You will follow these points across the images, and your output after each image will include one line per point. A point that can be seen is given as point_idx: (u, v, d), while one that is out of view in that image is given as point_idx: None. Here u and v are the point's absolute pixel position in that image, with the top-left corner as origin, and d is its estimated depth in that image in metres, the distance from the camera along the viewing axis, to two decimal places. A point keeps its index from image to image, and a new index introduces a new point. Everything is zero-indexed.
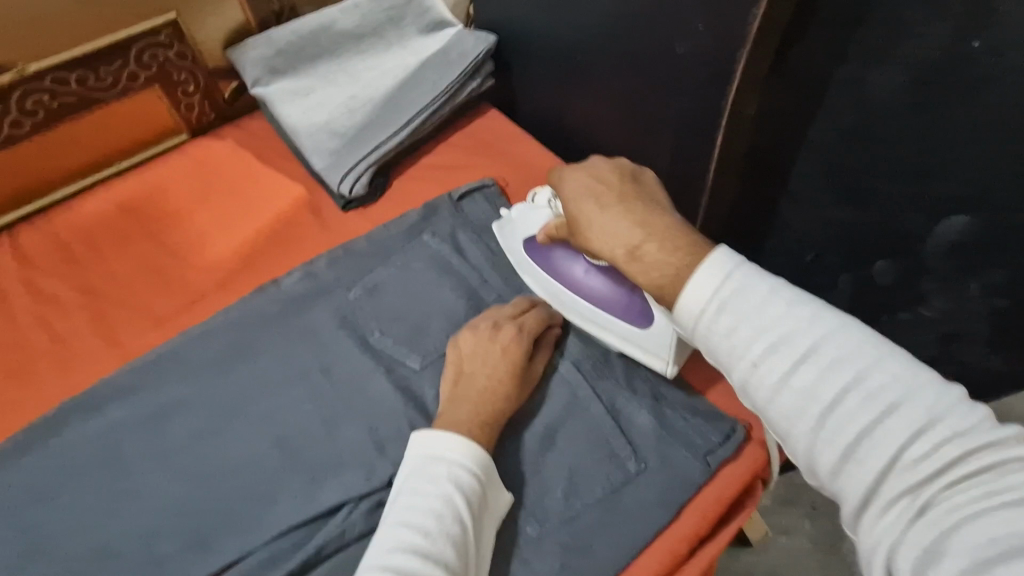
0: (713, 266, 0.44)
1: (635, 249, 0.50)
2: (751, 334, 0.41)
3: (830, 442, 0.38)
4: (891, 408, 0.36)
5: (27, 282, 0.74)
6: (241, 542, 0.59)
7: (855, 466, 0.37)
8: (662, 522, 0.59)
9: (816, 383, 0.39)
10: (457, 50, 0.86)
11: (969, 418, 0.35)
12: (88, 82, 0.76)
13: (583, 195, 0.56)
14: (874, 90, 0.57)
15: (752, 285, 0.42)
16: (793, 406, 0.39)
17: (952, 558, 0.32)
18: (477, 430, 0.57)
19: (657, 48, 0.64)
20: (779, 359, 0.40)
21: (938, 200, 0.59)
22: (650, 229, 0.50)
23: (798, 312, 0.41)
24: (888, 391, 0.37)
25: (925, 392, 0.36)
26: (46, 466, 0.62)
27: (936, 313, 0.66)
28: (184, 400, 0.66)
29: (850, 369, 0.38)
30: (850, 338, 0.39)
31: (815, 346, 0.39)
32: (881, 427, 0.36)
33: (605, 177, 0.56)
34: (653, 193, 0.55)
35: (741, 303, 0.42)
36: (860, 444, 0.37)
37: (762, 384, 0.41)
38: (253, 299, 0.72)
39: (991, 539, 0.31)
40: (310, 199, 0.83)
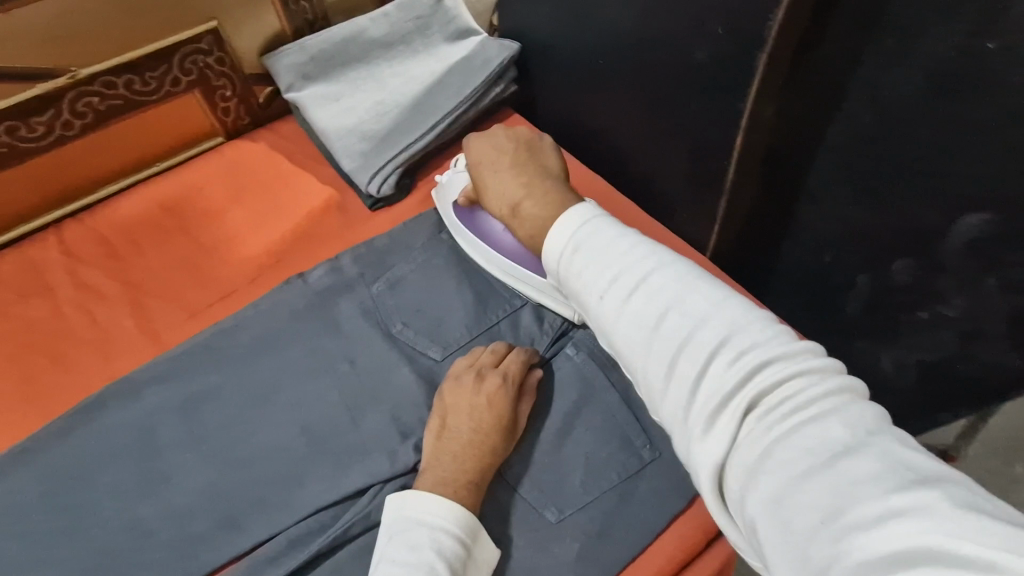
0: (573, 217, 0.51)
1: (517, 206, 0.61)
2: (595, 273, 0.47)
3: (658, 363, 0.42)
4: (708, 324, 0.41)
5: (72, 273, 0.78)
6: (272, 521, 0.61)
7: (677, 384, 0.41)
8: (677, 509, 0.60)
9: (645, 309, 0.44)
10: (481, 57, 0.89)
11: (764, 334, 0.40)
12: (135, 86, 0.81)
13: (483, 162, 0.67)
14: (890, 91, 0.58)
15: (603, 232, 0.49)
16: (630, 332, 0.44)
17: (768, 472, 0.35)
18: (464, 491, 0.57)
19: (675, 52, 0.66)
20: (618, 296, 0.45)
21: (957, 198, 0.59)
22: (529, 191, 0.60)
23: (636, 254, 0.47)
24: (701, 315, 0.42)
25: (729, 313, 0.42)
26: (84, 448, 0.65)
27: (956, 312, 0.65)
28: (216, 386, 0.68)
29: (676, 301, 0.43)
30: (675, 272, 0.45)
31: (642, 280, 0.45)
32: (693, 343, 0.41)
33: (505, 143, 0.67)
34: (547, 158, 0.65)
35: (588, 245, 0.49)
36: (679, 364, 0.41)
37: (606, 316, 0.46)
38: (283, 291, 0.75)
39: (805, 450, 0.35)
40: (339, 198, 0.86)
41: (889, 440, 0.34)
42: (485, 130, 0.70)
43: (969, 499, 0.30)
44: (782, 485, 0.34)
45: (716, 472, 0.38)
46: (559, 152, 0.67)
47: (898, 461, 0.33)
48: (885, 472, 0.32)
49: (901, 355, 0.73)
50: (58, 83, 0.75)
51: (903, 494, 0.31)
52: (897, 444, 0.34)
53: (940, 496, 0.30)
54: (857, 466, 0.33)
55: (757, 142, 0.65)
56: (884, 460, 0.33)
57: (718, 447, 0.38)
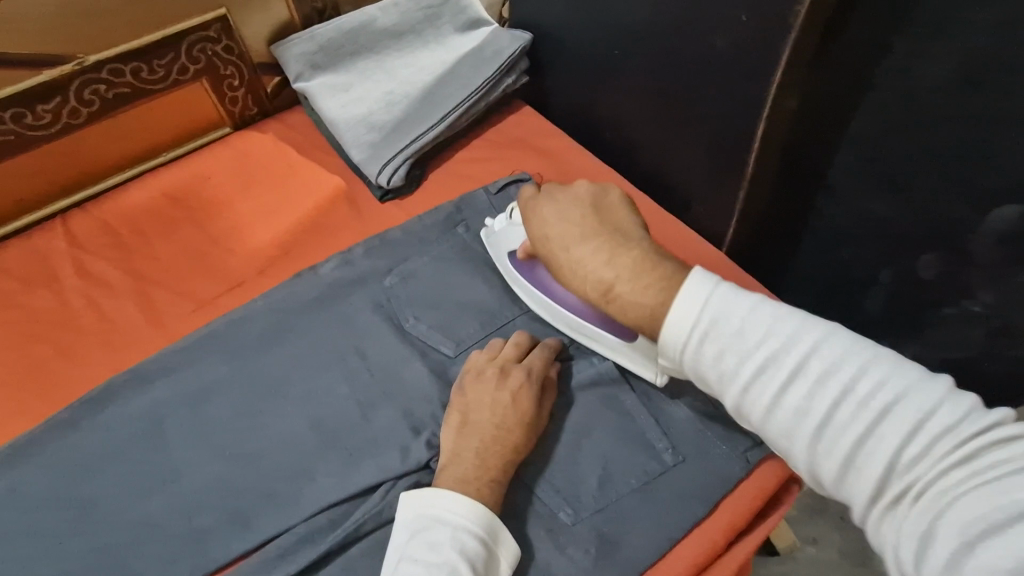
0: (693, 289, 0.47)
1: (609, 289, 0.53)
2: (735, 359, 0.45)
3: (832, 452, 0.41)
4: (888, 407, 0.39)
5: (78, 264, 0.77)
6: (281, 517, 0.60)
7: (861, 473, 0.40)
8: (697, 515, 0.59)
9: (807, 397, 0.42)
10: (493, 47, 0.88)
11: (953, 410, 0.38)
12: (142, 74, 0.79)
13: (552, 233, 0.58)
14: (920, 77, 0.57)
15: (733, 300, 0.46)
16: (789, 421, 0.43)
17: (940, 541, 0.34)
18: (486, 491, 0.55)
19: (694, 40, 0.64)
20: (771, 381, 0.43)
21: (988, 188, 0.59)
22: (620, 270, 0.53)
23: (781, 327, 0.44)
24: (876, 396, 0.40)
25: (907, 388, 0.39)
26: (91, 440, 0.63)
27: (985, 308, 0.66)
28: (225, 379, 0.67)
29: (837, 378, 0.41)
30: (837, 346, 0.42)
31: (798, 362, 0.43)
32: (875, 430, 0.39)
33: (571, 211, 0.58)
34: (622, 219, 0.57)
35: (720, 326, 0.46)
36: (859, 455, 0.40)
37: (757, 404, 0.44)
38: (293, 284, 0.74)
39: (977, 517, 0.33)
40: (348, 189, 0.85)
41: None
42: (541, 196, 0.61)
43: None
44: (953, 555, 0.33)
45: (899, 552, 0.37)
46: (632, 206, 0.58)
47: None
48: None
49: (923, 353, 0.73)
50: (65, 69, 0.74)
51: None
52: None
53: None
54: None
55: (780, 132, 0.63)
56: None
57: (904, 531, 0.37)
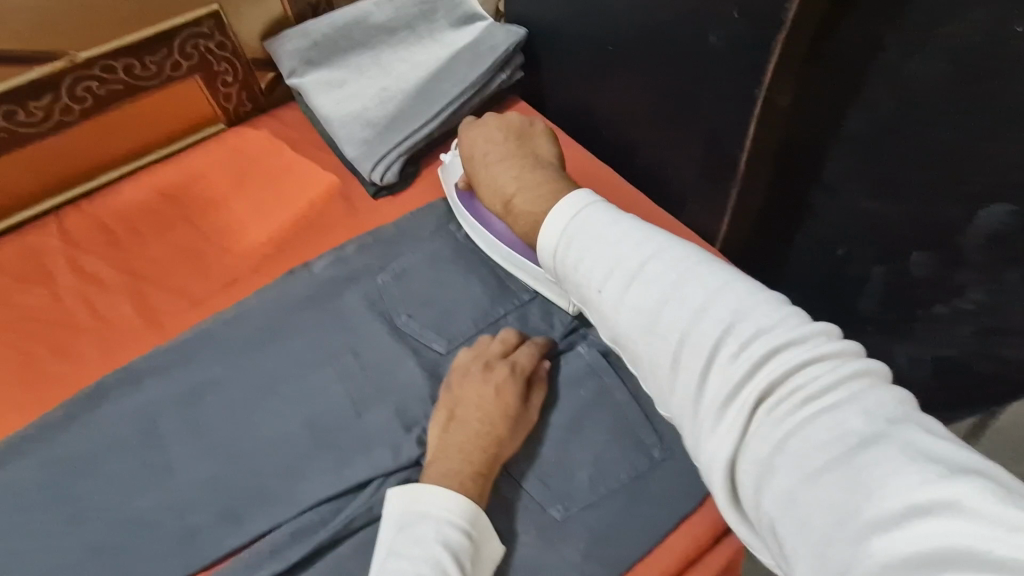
0: (566, 206, 0.49)
1: (509, 202, 0.59)
2: (590, 264, 0.46)
3: (665, 360, 0.40)
4: (713, 312, 0.39)
5: (72, 261, 0.77)
6: (274, 513, 0.61)
7: (687, 381, 0.39)
8: (687, 510, 0.59)
9: (644, 300, 0.42)
10: (488, 43, 0.87)
11: (775, 320, 0.38)
12: (134, 71, 0.79)
13: (478, 156, 0.66)
14: (914, 76, 0.56)
15: (597, 215, 0.48)
16: (631, 326, 0.42)
17: (778, 465, 0.33)
18: (470, 484, 0.56)
19: (688, 36, 0.63)
20: (614, 286, 0.44)
21: (979, 189, 0.59)
22: (520, 183, 0.59)
23: (637, 241, 0.45)
24: (703, 301, 0.40)
25: (733, 297, 0.40)
26: (85, 437, 0.64)
27: (975, 305, 0.66)
28: (219, 377, 0.68)
29: (672, 286, 0.42)
30: (677, 258, 0.43)
31: (639, 269, 0.43)
32: (700, 333, 0.39)
33: (495, 136, 0.65)
34: (539, 147, 0.64)
35: (582, 234, 0.47)
36: (684, 359, 0.39)
37: (608, 311, 0.44)
38: (287, 281, 0.74)
39: (818, 444, 0.33)
40: (342, 186, 0.85)
41: (912, 428, 0.32)
42: (477, 122, 0.68)
43: (1001, 490, 0.27)
44: (795, 482, 0.32)
45: (728, 469, 0.36)
46: (553, 141, 0.66)
47: (919, 450, 0.30)
48: (906, 464, 0.30)
49: (917, 350, 0.74)
50: (57, 66, 0.74)
51: (928, 485, 0.29)
52: (922, 433, 0.31)
53: (966, 488, 0.28)
54: (875, 456, 0.31)
55: (772, 129, 0.63)
56: (906, 453, 0.30)
57: (728, 445, 0.36)
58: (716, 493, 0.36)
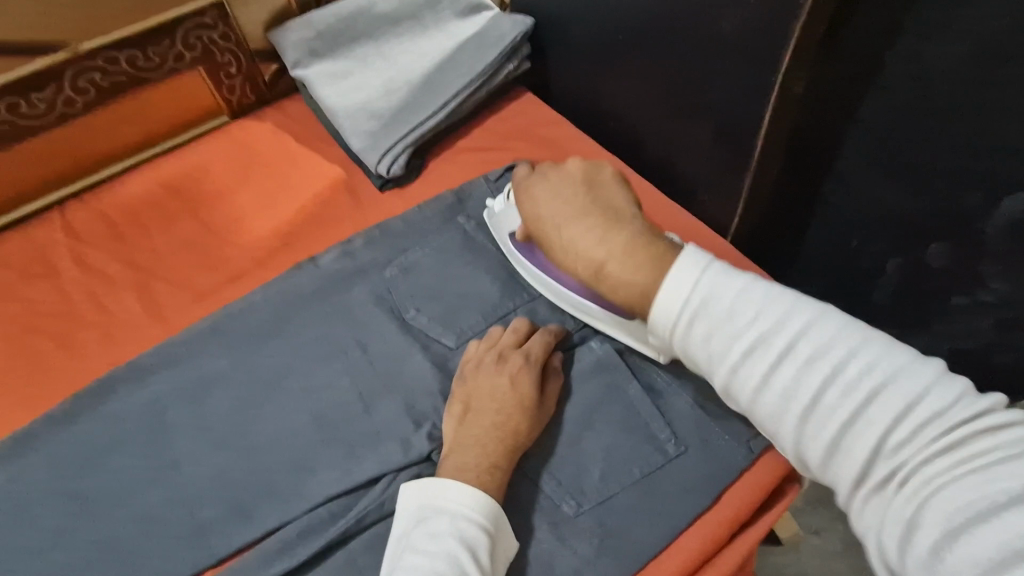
0: (687, 269, 0.49)
1: (599, 268, 0.54)
2: (723, 341, 0.47)
3: (819, 436, 0.43)
4: (876, 391, 0.41)
5: (77, 255, 0.77)
6: (283, 509, 0.60)
7: (847, 457, 0.42)
8: (701, 506, 0.58)
9: (796, 380, 0.44)
10: (494, 33, 0.86)
11: (941, 395, 0.40)
12: (137, 62, 0.78)
13: (545, 214, 0.59)
14: (936, 60, 0.55)
15: (728, 280, 0.48)
16: (776, 405, 0.45)
17: (923, 530, 0.37)
18: (488, 476, 0.55)
19: (700, 23, 0.62)
20: (760, 363, 0.45)
21: (999, 176, 0.58)
22: (610, 248, 0.54)
23: (775, 309, 0.46)
24: (865, 380, 0.42)
25: (896, 373, 0.41)
26: (92, 433, 0.63)
27: (995, 297, 0.65)
28: (226, 371, 0.67)
29: (826, 361, 0.43)
30: (826, 328, 0.44)
31: (788, 345, 0.44)
32: (865, 414, 0.41)
33: (563, 190, 0.58)
34: (614, 196, 0.57)
35: (711, 308, 0.47)
36: (848, 438, 0.42)
37: (745, 387, 0.46)
38: (293, 275, 0.73)
39: (960, 506, 0.36)
40: (347, 178, 0.84)
41: None
42: (534, 175, 0.62)
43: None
44: (937, 540, 0.36)
45: (886, 537, 0.40)
46: (626, 184, 0.58)
47: None
48: None
49: (931, 342, 0.73)
50: (59, 57, 0.73)
51: None
52: None
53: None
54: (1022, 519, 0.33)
55: (787, 119, 0.62)
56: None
57: (888, 515, 0.40)
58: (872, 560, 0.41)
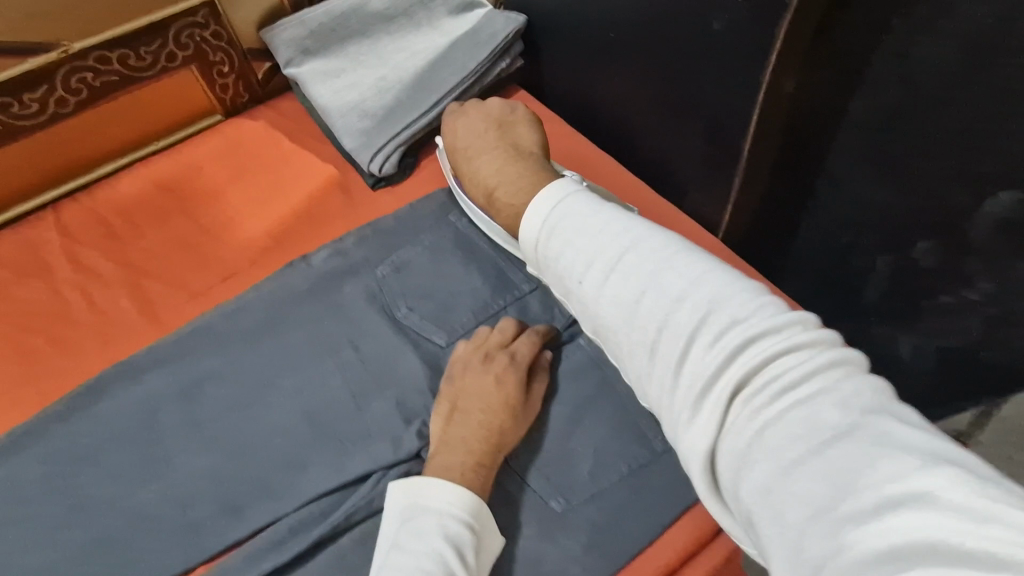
0: (546, 197, 0.52)
1: (492, 191, 0.64)
2: (574, 252, 0.48)
3: (644, 348, 0.42)
4: (696, 305, 0.41)
5: (70, 254, 0.77)
6: (275, 507, 0.61)
7: (673, 375, 0.40)
8: (689, 501, 0.59)
9: (624, 290, 0.44)
10: (487, 30, 0.85)
11: (751, 310, 0.39)
12: (130, 61, 0.78)
13: (464, 147, 0.70)
14: (921, 61, 0.55)
15: (585, 210, 0.50)
16: (617, 318, 0.44)
17: (757, 460, 0.34)
18: (472, 475, 0.55)
19: (690, 22, 0.62)
20: (593, 276, 0.46)
21: (985, 175, 0.58)
22: (502, 175, 0.63)
23: (623, 238, 0.47)
24: (685, 295, 0.41)
25: (713, 288, 0.41)
26: (86, 432, 0.64)
27: (982, 296, 0.65)
28: (219, 370, 0.67)
29: (648, 274, 0.44)
30: (653, 248, 0.45)
31: (618, 258, 0.46)
32: (680, 323, 0.40)
33: (478, 126, 0.70)
34: (521, 135, 0.68)
35: (563, 225, 0.50)
36: (663, 347, 0.41)
37: (587, 299, 0.46)
38: (285, 274, 0.73)
39: (793, 437, 0.34)
40: (341, 177, 0.84)
41: (885, 419, 0.33)
42: (460, 112, 0.73)
43: (975, 480, 0.28)
44: (771, 473, 0.34)
45: (706, 460, 0.37)
46: (535, 127, 0.69)
47: (892, 444, 0.31)
48: (878, 453, 0.31)
49: (920, 340, 0.73)
50: (51, 57, 0.73)
51: (896, 482, 0.30)
52: (897, 425, 0.32)
53: (933, 490, 0.29)
54: (848, 450, 0.32)
55: (775, 118, 0.62)
56: (876, 443, 0.32)
57: (706, 437, 0.37)
58: (698, 486, 0.38)
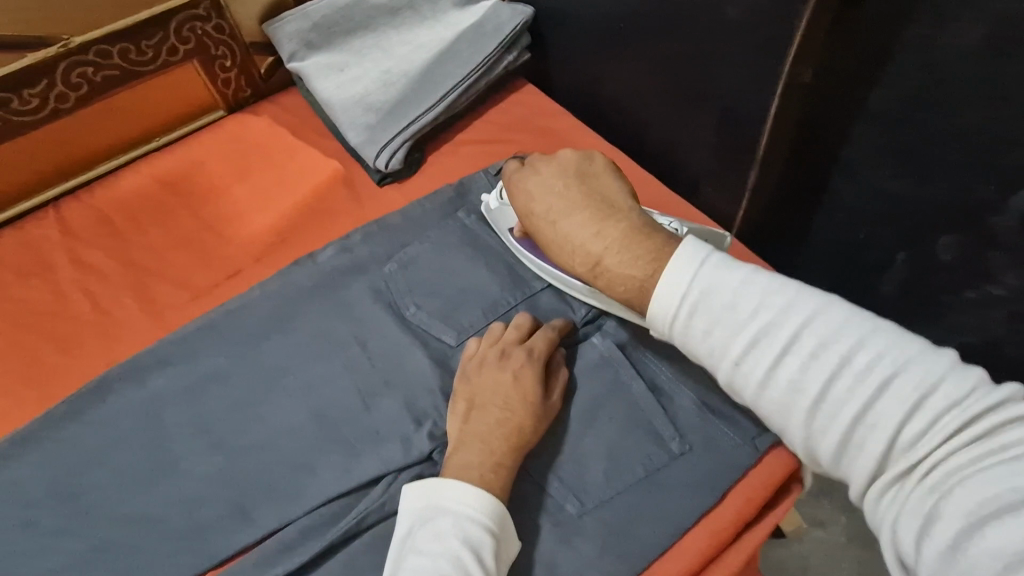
0: (680, 260, 0.50)
1: (597, 264, 0.55)
2: (726, 331, 0.47)
3: (830, 430, 0.44)
4: (888, 383, 0.42)
5: (73, 253, 0.76)
6: (283, 510, 0.59)
7: (861, 451, 0.43)
8: (706, 505, 0.58)
9: (807, 375, 0.44)
10: (493, 22, 0.84)
11: (954, 388, 0.40)
12: (130, 55, 0.77)
13: (541, 210, 0.60)
14: (942, 48, 0.53)
15: (728, 274, 0.48)
16: (789, 400, 0.45)
17: (941, 522, 0.37)
18: (493, 475, 0.54)
19: (704, 10, 0.60)
20: (764, 358, 0.46)
21: (1011, 169, 0.56)
22: (607, 243, 0.54)
23: (777, 300, 0.46)
24: (876, 373, 0.42)
25: (907, 367, 0.42)
26: (90, 433, 0.63)
27: (1007, 291, 0.63)
28: (224, 370, 0.66)
29: (834, 354, 0.44)
30: (833, 321, 0.45)
31: (797, 339, 0.45)
32: (874, 404, 0.42)
33: (555, 183, 0.60)
34: (608, 188, 0.58)
35: (710, 300, 0.48)
36: (859, 429, 0.42)
37: (751, 384, 0.47)
38: (290, 272, 0.72)
39: (979, 500, 0.36)
40: (346, 173, 0.83)
41: None
42: (524, 168, 0.63)
43: None
44: (956, 532, 0.36)
45: (891, 532, 0.41)
46: (619, 175, 0.59)
47: None
48: None
49: (940, 336, 0.71)
50: (50, 51, 0.71)
51: None
52: None
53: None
54: None
55: (792, 111, 0.61)
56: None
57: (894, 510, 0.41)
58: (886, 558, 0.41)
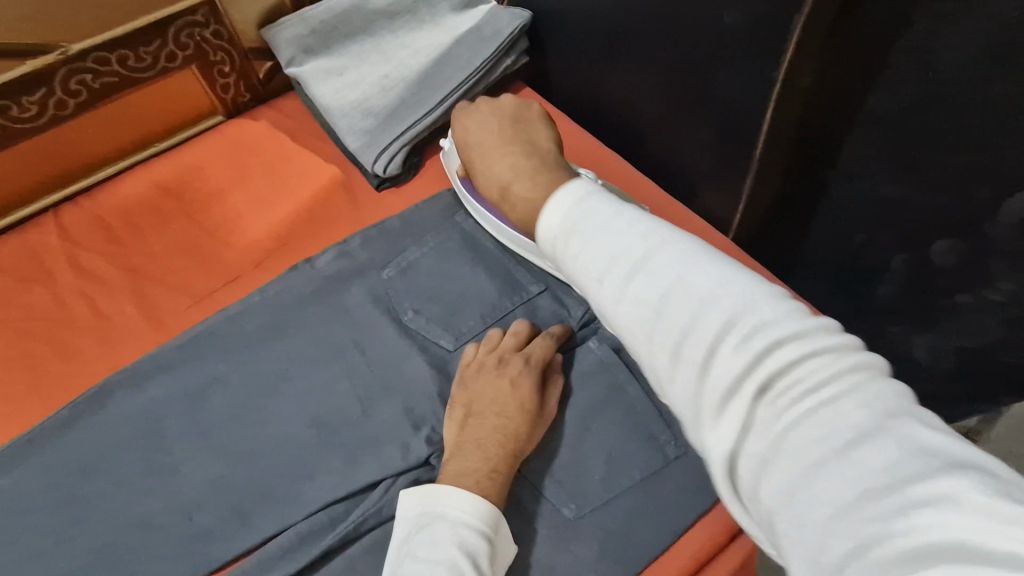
0: (568, 191, 0.42)
1: (506, 187, 0.52)
2: (592, 251, 0.38)
3: (662, 353, 0.34)
4: (716, 302, 0.34)
5: (72, 259, 0.76)
6: (283, 515, 0.60)
7: (683, 371, 0.33)
8: (703, 507, 0.58)
9: (647, 291, 0.35)
10: (491, 26, 0.84)
11: (781, 311, 0.33)
12: (129, 62, 0.77)
13: (473, 146, 0.58)
14: (938, 56, 0.54)
15: (604, 204, 0.40)
16: (634, 320, 0.36)
17: (776, 462, 0.29)
18: (488, 483, 0.54)
19: (702, 16, 0.61)
20: (615, 277, 0.37)
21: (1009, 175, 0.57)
22: (518, 170, 0.52)
23: (638, 228, 0.38)
24: (708, 292, 0.34)
25: (739, 288, 0.34)
26: (91, 440, 0.63)
27: (1004, 297, 0.64)
28: (224, 375, 0.66)
29: (676, 273, 0.35)
30: (682, 245, 0.37)
31: (645, 258, 0.36)
32: (706, 325, 0.33)
33: (491, 122, 0.58)
34: (539, 134, 0.56)
35: (585, 222, 0.40)
36: (688, 350, 0.33)
37: (603, 301, 0.37)
38: (289, 277, 0.72)
39: (811, 439, 0.29)
40: (345, 177, 0.83)
41: (909, 421, 0.28)
42: (471, 108, 0.62)
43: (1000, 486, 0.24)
44: (792, 475, 0.28)
45: (726, 470, 0.31)
46: (551, 125, 0.58)
47: (924, 449, 0.27)
48: (904, 458, 0.26)
49: (936, 340, 0.72)
50: (49, 58, 0.72)
51: (920, 483, 0.25)
52: (925, 430, 0.28)
53: (952, 484, 0.25)
54: (875, 453, 0.27)
55: (788, 118, 0.61)
56: (904, 445, 0.27)
57: (725, 441, 0.31)
58: (722, 496, 0.32)
